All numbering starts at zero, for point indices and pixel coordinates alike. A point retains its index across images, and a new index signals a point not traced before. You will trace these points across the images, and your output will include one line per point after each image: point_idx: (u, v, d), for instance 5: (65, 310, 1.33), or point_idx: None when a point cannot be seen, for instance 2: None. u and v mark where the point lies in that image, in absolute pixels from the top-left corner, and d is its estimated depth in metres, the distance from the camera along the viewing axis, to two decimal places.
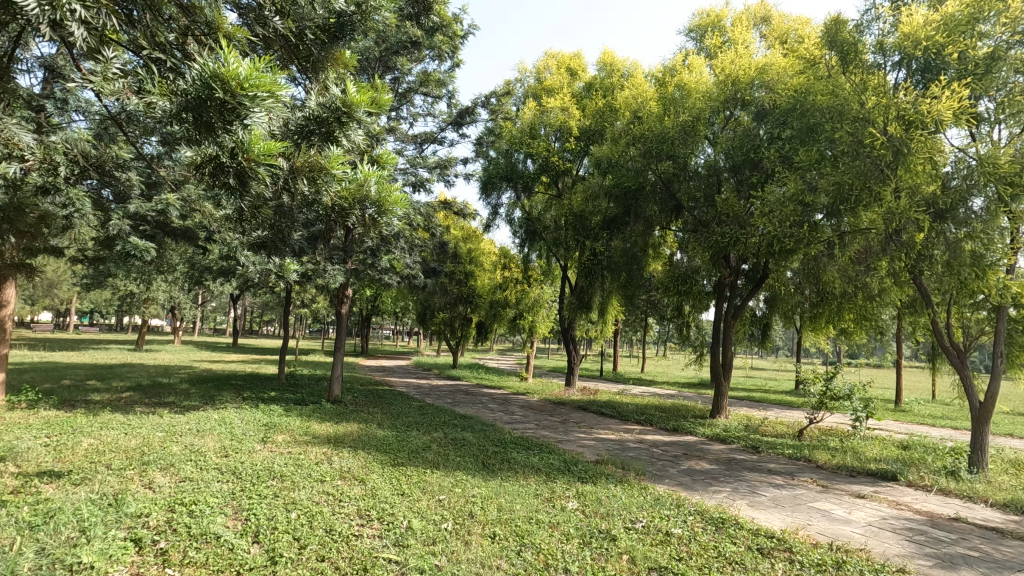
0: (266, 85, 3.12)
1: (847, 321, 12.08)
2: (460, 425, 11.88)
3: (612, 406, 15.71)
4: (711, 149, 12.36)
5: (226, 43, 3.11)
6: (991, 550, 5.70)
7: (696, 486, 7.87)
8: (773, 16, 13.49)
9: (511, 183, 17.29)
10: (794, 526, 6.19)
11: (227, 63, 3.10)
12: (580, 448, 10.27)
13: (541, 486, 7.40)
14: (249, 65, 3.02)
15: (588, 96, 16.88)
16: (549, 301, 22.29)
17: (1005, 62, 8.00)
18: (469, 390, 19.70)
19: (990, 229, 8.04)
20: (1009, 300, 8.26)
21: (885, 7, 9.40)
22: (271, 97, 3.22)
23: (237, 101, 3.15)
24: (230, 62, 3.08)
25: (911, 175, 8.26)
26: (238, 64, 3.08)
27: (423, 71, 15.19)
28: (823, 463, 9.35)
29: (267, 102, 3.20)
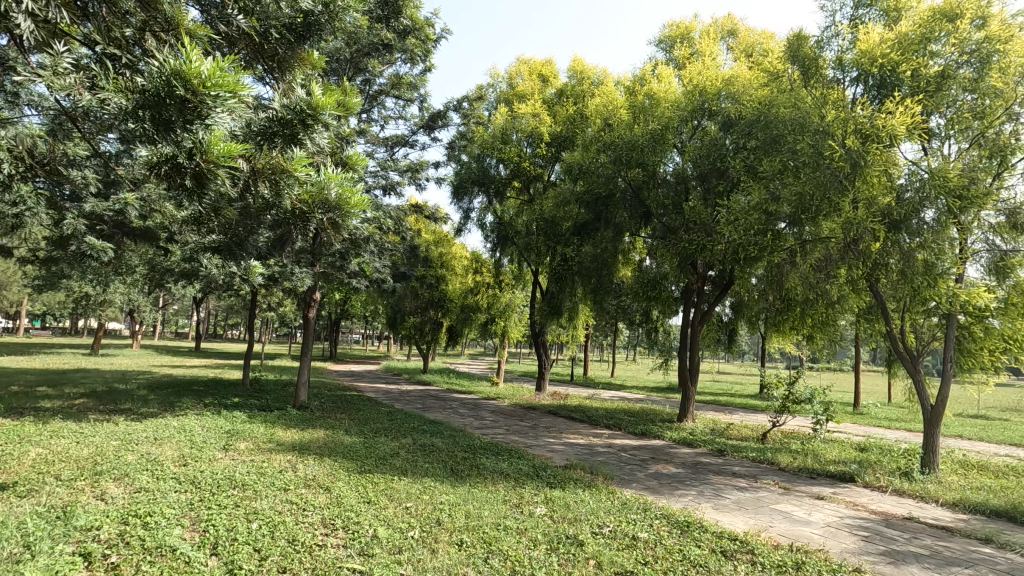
0: (229, 84, 3.06)
1: (808, 327, 12.44)
2: (430, 431, 11.77)
3: (581, 411, 15.80)
4: (679, 158, 12.57)
5: (188, 40, 3.06)
6: (940, 547, 5.93)
7: (662, 490, 7.97)
8: (740, 30, 13.87)
9: (483, 188, 17.28)
10: (757, 528, 6.32)
11: (189, 60, 3.05)
12: (549, 453, 10.30)
13: (510, 492, 7.38)
14: (212, 64, 2.97)
15: (559, 103, 16.99)
16: (521, 306, 22.33)
17: (955, 81, 8.38)
18: (439, 395, 19.56)
19: (939, 239, 8.33)
20: (958, 307, 8.59)
21: (844, 25, 9.78)
22: (235, 98, 3.16)
23: (200, 100, 3.10)
24: (193, 60, 3.03)
25: (867, 186, 8.57)
26: (201, 62, 3.03)
27: (395, 74, 15.09)
28: (785, 466, 9.58)
29: (231, 102, 3.15)
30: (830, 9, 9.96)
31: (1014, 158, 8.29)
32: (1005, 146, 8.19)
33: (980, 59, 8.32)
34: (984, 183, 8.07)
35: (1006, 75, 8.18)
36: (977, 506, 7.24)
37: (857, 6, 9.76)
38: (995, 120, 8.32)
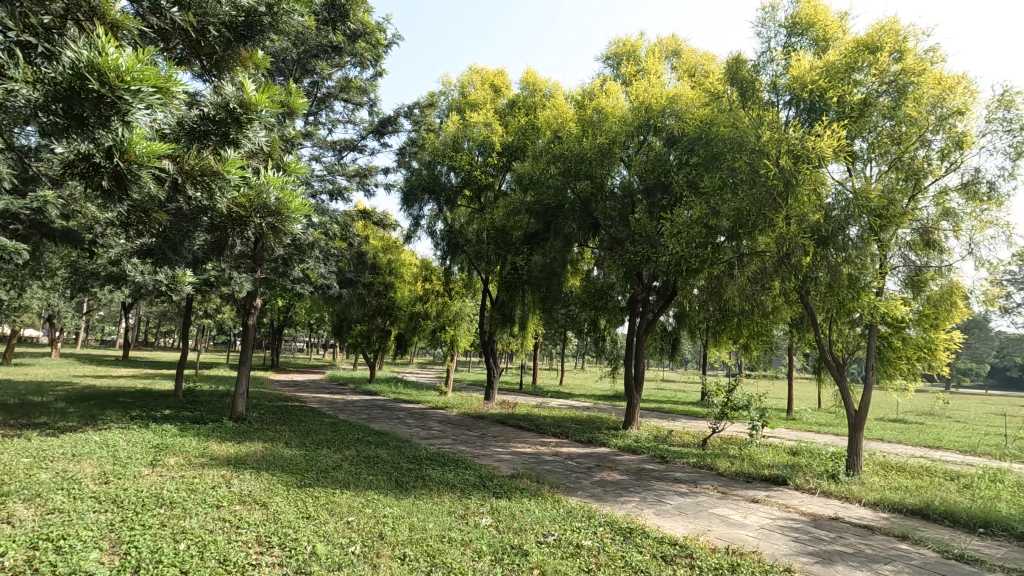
0: (150, 78, 2.96)
1: (745, 336, 13.01)
2: (375, 442, 11.49)
3: (529, 419, 15.84)
4: (626, 171, 12.92)
5: (103, 31, 2.92)
6: (862, 545, 6.29)
7: (607, 497, 8.09)
8: (683, 51, 14.43)
9: (433, 195, 17.12)
10: (696, 532, 6.51)
11: (105, 53, 2.91)
12: (497, 463, 10.26)
13: (456, 502, 7.30)
14: (130, 56, 2.85)
15: (511, 113, 17.13)
16: (470, 315, 22.25)
17: (876, 108, 9.01)
18: (385, 405, 19.14)
19: (862, 255, 8.95)
20: (878, 318, 9.20)
21: (778, 51, 10.36)
22: (158, 94, 3.04)
23: (116, 95, 2.93)
24: (109, 52, 2.88)
25: (798, 204, 9.08)
26: (118, 55, 2.90)
27: (344, 78, 14.80)
28: (724, 471, 9.94)
29: (153, 98, 3.01)
30: (765, 36, 10.53)
31: (926, 181, 9.02)
32: (919, 170, 8.92)
33: (897, 89, 8.99)
34: (901, 204, 8.72)
35: (919, 105, 8.86)
36: (895, 504, 7.72)
37: (790, 34, 10.34)
38: (910, 146, 8.99)
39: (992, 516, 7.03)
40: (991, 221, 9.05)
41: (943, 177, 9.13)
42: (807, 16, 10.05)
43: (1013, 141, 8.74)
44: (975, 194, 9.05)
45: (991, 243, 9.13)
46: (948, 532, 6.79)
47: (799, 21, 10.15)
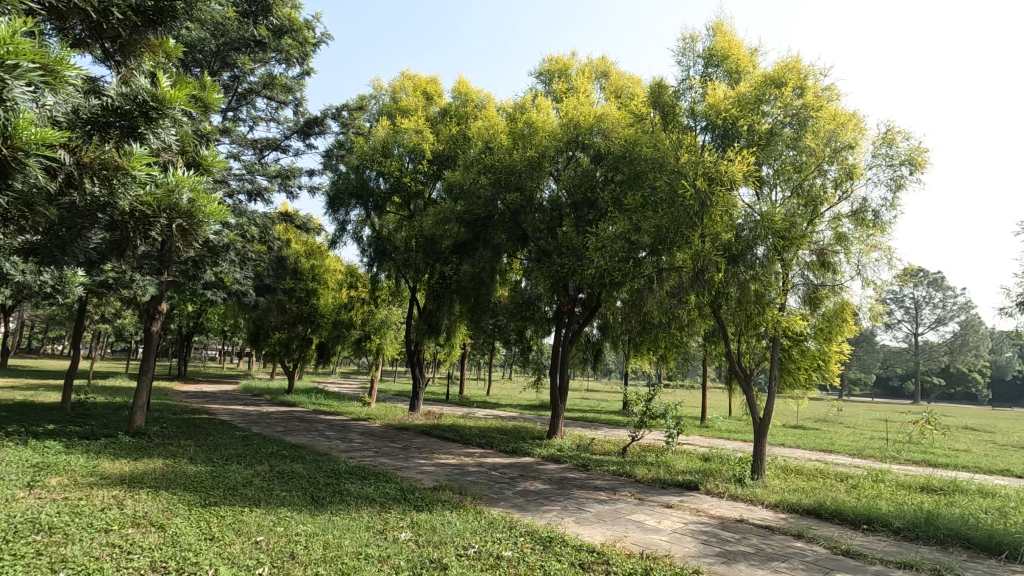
0: (26, 51, 2.67)
1: (663, 347, 13.64)
2: (290, 456, 10.94)
3: (454, 430, 15.68)
4: (555, 185, 13.25)
5: None
6: (763, 545, 6.71)
7: (529, 507, 8.15)
8: (612, 73, 15.00)
9: (361, 201, 16.68)
10: (613, 539, 6.68)
11: None
12: (419, 475, 10.07)
13: (374, 517, 7.07)
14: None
15: (442, 122, 17.06)
16: (397, 323, 21.85)
17: (781, 138, 9.79)
18: (304, 417, 18.30)
19: (767, 273, 9.65)
20: (780, 332, 9.95)
21: (696, 80, 11.01)
22: (38, 73, 2.75)
23: None
24: None
25: (712, 223, 9.69)
26: None
27: (268, 74, 14.15)
28: (641, 478, 10.29)
29: (31, 76, 2.71)
30: (685, 65, 11.17)
31: (822, 208, 9.90)
32: (817, 197, 9.77)
33: (799, 121, 9.79)
34: (801, 227, 9.52)
35: (817, 138, 9.71)
36: (792, 505, 8.32)
37: (707, 65, 11.02)
38: (809, 175, 9.84)
39: (872, 512, 7.75)
40: (876, 246, 10.07)
41: (837, 204, 10.05)
42: (722, 49, 10.77)
43: (895, 174, 9.77)
44: (863, 221, 10.04)
45: (875, 265, 10.13)
46: (837, 529, 7.39)
47: (715, 53, 10.86)
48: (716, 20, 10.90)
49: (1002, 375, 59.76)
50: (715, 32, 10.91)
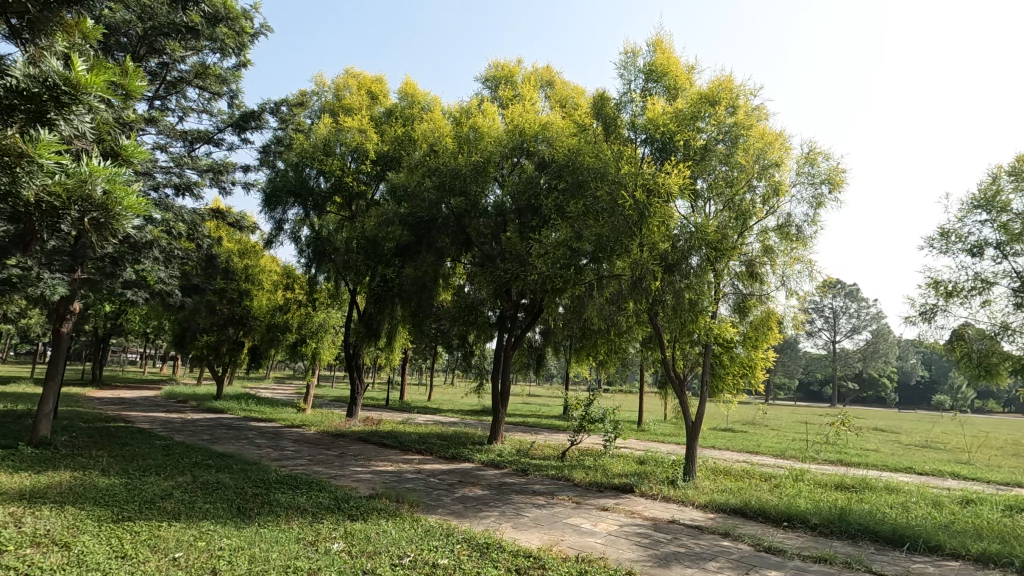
0: None
1: (602, 353, 13.94)
2: (216, 466, 10.37)
3: (393, 436, 15.37)
4: (499, 191, 13.29)
5: None
6: (693, 545, 6.96)
7: (467, 513, 8.10)
8: (556, 82, 15.27)
9: (299, 200, 16.15)
10: (550, 543, 6.74)
11: None
12: (354, 483, 9.77)
13: (305, 529, 6.80)
14: None
15: (387, 122, 16.74)
16: (335, 327, 21.21)
17: (714, 154, 10.24)
18: (232, 424, 17.40)
19: (700, 282, 10.06)
20: (711, 338, 10.44)
21: (637, 93, 11.33)
22: None
23: None
24: None
25: (650, 233, 10.03)
26: None
27: (200, 63, 13.43)
28: (579, 481, 10.46)
29: None
30: (627, 78, 11.51)
31: (751, 221, 10.46)
32: (747, 211, 10.32)
33: (732, 138, 10.29)
34: (731, 239, 10.06)
35: (748, 155, 10.22)
36: (720, 505, 8.69)
37: (647, 80, 11.39)
38: (740, 190, 10.37)
39: (793, 510, 8.21)
40: (798, 258, 10.73)
41: (764, 218, 10.64)
42: (662, 65, 11.17)
43: (816, 192, 10.45)
44: (787, 234, 10.64)
45: (798, 276, 10.79)
46: (761, 527, 7.78)
47: (655, 68, 11.25)
48: (656, 37, 11.31)
49: (907, 380, 65.14)
50: (656, 49, 11.31)
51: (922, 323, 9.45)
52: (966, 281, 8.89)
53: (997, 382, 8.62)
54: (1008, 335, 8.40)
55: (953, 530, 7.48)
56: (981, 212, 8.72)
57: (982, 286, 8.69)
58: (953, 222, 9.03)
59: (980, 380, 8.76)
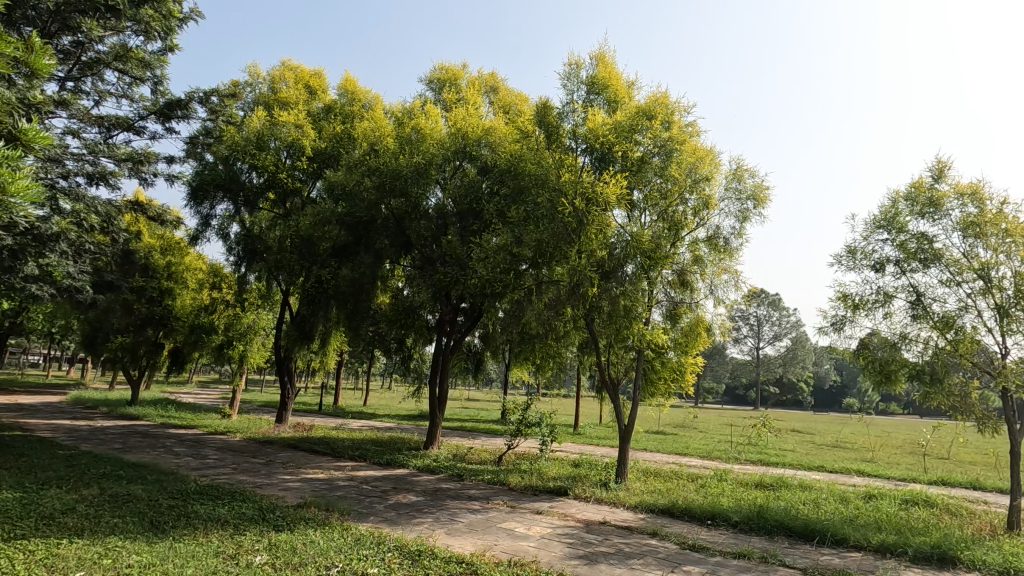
0: None
1: (540, 357, 14.09)
2: (127, 477, 9.64)
3: (325, 443, 14.84)
4: (440, 194, 13.18)
5: None
6: (622, 545, 7.14)
7: (399, 520, 7.93)
8: (500, 89, 15.39)
9: (229, 195, 15.41)
10: (482, 548, 6.72)
11: None
12: (281, 492, 9.37)
13: (225, 541, 6.44)
14: None
15: (326, 119, 16.23)
16: (266, 328, 20.24)
17: (650, 166, 10.63)
18: (148, 432, 16.26)
19: (635, 289, 10.37)
20: (644, 344, 10.80)
21: (579, 104, 11.57)
22: None
23: None
24: None
25: (588, 240, 10.25)
26: None
27: (121, 45, 12.57)
28: (514, 485, 10.50)
29: None
30: (569, 89, 11.74)
31: (683, 232, 10.91)
32: (679, 222, 10.78)
33: (666, 152, 10.68)
34: (664, 249, 10.46)
35: (681, 169, 10.67)
36: (650, 506, 8.97)
37: (589, 91, 11.65)
38: (673, 202, 10.82)
39: (716, 508, 8.59)
40: (726, 269, 11.27)
41: (695, 230, 11.12)
42: (603, 78, 11.47)
43: (742, 207, 11.05)
44: (716, 246, 11.18)
45: (725, 286, 11.34)
46: (687, 526, 8.09)
47: (597, 81, 11.54)
48: (598, 51, 11.62)
49: (821, 385, 69.89)
50: (598, 62, 11.63)
51: (833, 333, 10.16)
52: (870, 295, 9.65)
53: (895, 387, 9.41)
54: (906, 344, 9.18)
55: (857, 523, 8.07)
56: (883, 231, 9.49)
57: (884, 299, 9.46)
58: (859, 241, 9.77)
59: (881, 386, 9.53)
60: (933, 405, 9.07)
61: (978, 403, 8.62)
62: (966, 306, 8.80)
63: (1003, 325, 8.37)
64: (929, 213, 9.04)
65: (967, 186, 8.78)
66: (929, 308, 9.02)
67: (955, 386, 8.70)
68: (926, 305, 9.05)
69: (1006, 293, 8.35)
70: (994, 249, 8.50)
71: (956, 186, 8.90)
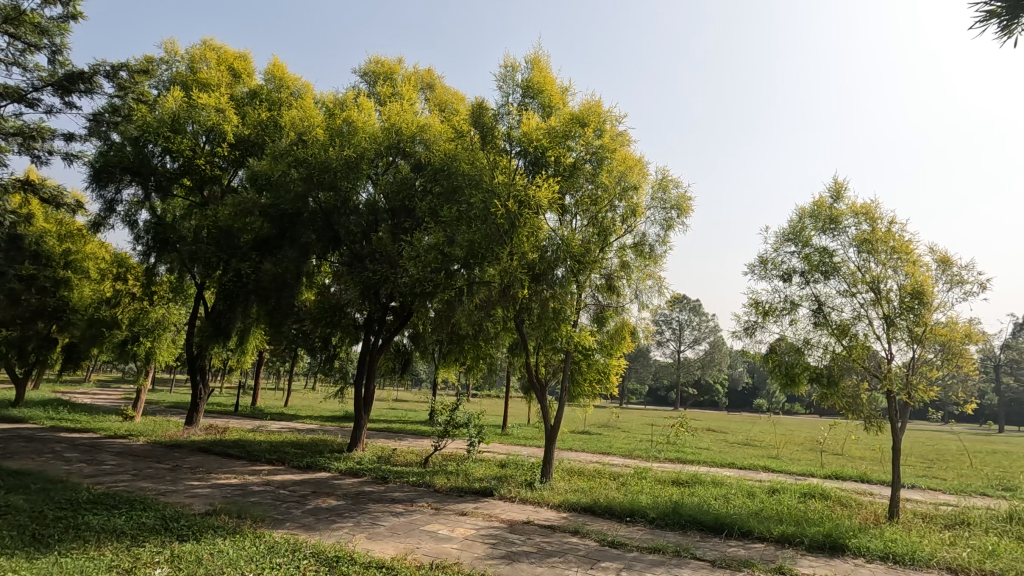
0: None
1: (470, 358, 14.06)
2: (7, 486, 8.68)
3: (239, 445, 14.05)
4: (372, 189, 12.85)
5: None
6: (544, 543, 7.25)
7: (318, 526, 7.65)
8: (437, 86, 15.24)
9: (138, 179, 14.24)
10: (404, 552, 6.60)
11: None
12: (189, 499, 8.77)
13: (120, 555, 5.94)
14: None
15: (251, 104, 15.39)
16: (178, 325, 18.64)
17: (582, 173, 10.91)
18: (34, 436, 14.71)
19: (564, 293, 10.57)
20: (571, 346, 11.09)
21: (514, 107, 11.63)
22: None
23: None
24: None
25: (520, 243, 10.30)
26: None
27: (13, 7, 11.36)
28: (440, 487, 10.41)
29: None
30: (505, 91, 11.80)
31: (611, 238, 11.24)
32: (608, 228, 11.10)
33: (598, 159, 11.00)
34: (593, 254, 10.73)
35: (610, 176, 11.00)
36: (573, 504, 9.18)
37: (525, 95, 11.76)
38: (603, 208, 11.11)
39: (634, 505, 8.91)
40: (650, 275, 11.70)
41: (623, 236, 11.48)
42: (538, 83, 11.63)
43: (667, 216, 11.54)
44: (642, 252, 11.53)
45: (649, 291, 11.79)
46: (607, 523, 8.33)
47: (532, 85, 11.66)
48: (534, 55, 11.77)
49: (735, 387, 74.35)
50: (534, 66, 11.77)
51: (745, 337, 10.85)
52: (778, 302, 10.37)
53: (798, 389, 10.17)
54: (809, 349, 9.94)
55: (761, 516, 8.63)
56: (791, 244, 10.24)
57: (791, 307, 10.18)
58: (770, 252, 10.47)
59: (787, 388, 10.29)
60: (830, 405, 9.88)
61: (867, 404, 9.48)
62: (859, 315, 9.64)
63: (890, 332, 9.26)
64: (830, 229, 9.83)
65: (860, 206, 9.64)
66: (828, 316, 9.81)
67: (848, 388, 9.51)
68: (826, 314, 9.84)
69: (893, 303, 9.22)
70: (883, 264, 9.38)
71: (852, 206, 9.74)
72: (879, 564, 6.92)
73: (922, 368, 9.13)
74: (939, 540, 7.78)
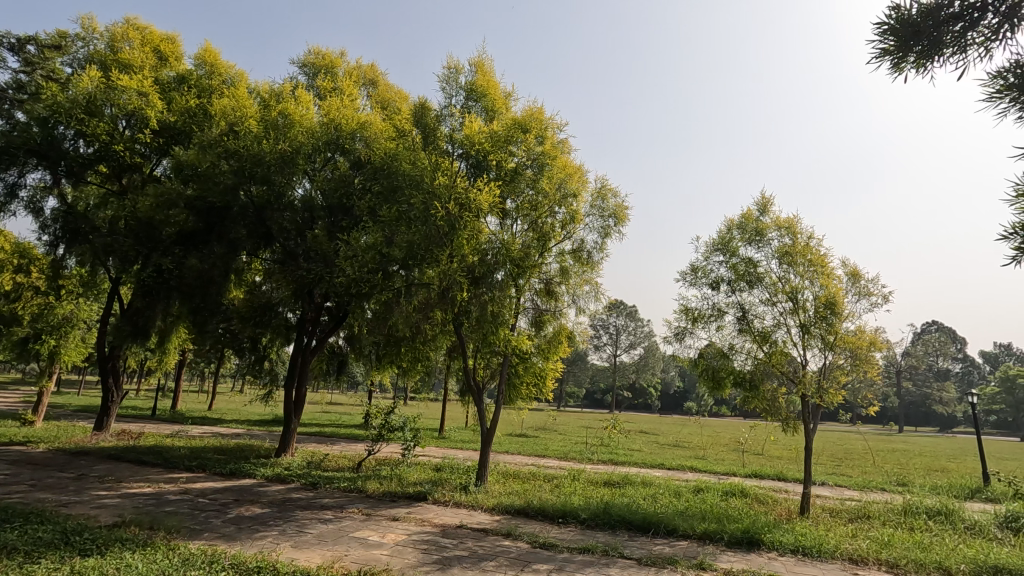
0: None
1: (406, 361, 13.84)
2: None
3: (155, 452, 13.15)
4: (308, 185, 12.41)
5: None
6: (476, 547, 7.23)
7: (239, 535, 7.29)
8: (379, 83, 14.94)
9: (45, 163, 13.10)
10: (331, 560, 6.40)
11: None
12: (94, 510, 8.12)
13: (10, 573, 5.41)
14: None
15: (178, 89, 14.52)
16: (89, 322, 17.27)
17: (523, 178, 11.03)
18: None
19: (504, 296, 10.60)
20: (509, 349, 11.15)
21: (457, 109, 11.61)
22: None
23: None
24: None
25: (460, 246, 10.25)
26: None
27: None
28: (371, 492, 10.17)
29: None
30: (448, 92, 11.75)
31: (550, 243, 11.39)
32: (547, 233, 11.24)
33: (539, 165, 11.15)
34: (532, 258, 10.86)
35: (551, 182, 11.15)
36: (506, 507, 9.21)
37: (468, 98, 11.76)
38: (542, 214, 11.25)
39: (567, 507, 9.05)
40: (587, 280, 11.94)
41: (562, 242, 11.67)
42: (482, 86, 11.66)
43: (604, 224, 11.85)
44: (580, 258, 11.72)
45: (586, 296, 12.04)
46: (539, 525, 8.42)
47: (475, 88, 11.68)
48: (478, 59, 11.80)
49: (667, 390, 77.27)
50: (477, 70, 11.80)
51: (675, 342, 11.31)
52: (707, 309, 10.87)
53: (723, 393, 10.71)
54: (733, 354, 10.48)
55: (686, 515, 8.99)
56: (720, 253, 10.78)
57: (718, 313, 10.70)
58: (701, 260, 10.97)
59: (713, 391, 10.82)
60: (752, 408, 10.47)
61: (784, 407, 10.10)
62: (780, 323, 10.26)
63: (806, 339, 9.92)
64: (755, 240, 10.42)
65: (783, 220, 10.27)
66: (752, 323, 10.38)
67: (768, 392, 10.10)
68: (749, 321, 10.40)
69: (809, 312, 9.88)
70: (802, 275, 10.04)
71: (776, 220, 10.36)
72: (790, 557, 7.37)
73: (833, 373, 9.82)
74: (844, 532, 8.39)
